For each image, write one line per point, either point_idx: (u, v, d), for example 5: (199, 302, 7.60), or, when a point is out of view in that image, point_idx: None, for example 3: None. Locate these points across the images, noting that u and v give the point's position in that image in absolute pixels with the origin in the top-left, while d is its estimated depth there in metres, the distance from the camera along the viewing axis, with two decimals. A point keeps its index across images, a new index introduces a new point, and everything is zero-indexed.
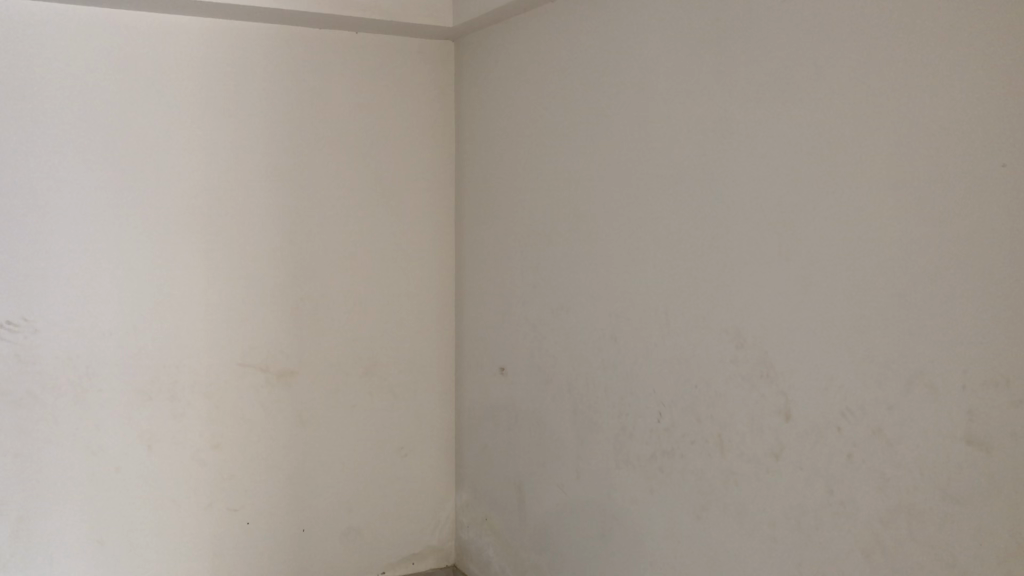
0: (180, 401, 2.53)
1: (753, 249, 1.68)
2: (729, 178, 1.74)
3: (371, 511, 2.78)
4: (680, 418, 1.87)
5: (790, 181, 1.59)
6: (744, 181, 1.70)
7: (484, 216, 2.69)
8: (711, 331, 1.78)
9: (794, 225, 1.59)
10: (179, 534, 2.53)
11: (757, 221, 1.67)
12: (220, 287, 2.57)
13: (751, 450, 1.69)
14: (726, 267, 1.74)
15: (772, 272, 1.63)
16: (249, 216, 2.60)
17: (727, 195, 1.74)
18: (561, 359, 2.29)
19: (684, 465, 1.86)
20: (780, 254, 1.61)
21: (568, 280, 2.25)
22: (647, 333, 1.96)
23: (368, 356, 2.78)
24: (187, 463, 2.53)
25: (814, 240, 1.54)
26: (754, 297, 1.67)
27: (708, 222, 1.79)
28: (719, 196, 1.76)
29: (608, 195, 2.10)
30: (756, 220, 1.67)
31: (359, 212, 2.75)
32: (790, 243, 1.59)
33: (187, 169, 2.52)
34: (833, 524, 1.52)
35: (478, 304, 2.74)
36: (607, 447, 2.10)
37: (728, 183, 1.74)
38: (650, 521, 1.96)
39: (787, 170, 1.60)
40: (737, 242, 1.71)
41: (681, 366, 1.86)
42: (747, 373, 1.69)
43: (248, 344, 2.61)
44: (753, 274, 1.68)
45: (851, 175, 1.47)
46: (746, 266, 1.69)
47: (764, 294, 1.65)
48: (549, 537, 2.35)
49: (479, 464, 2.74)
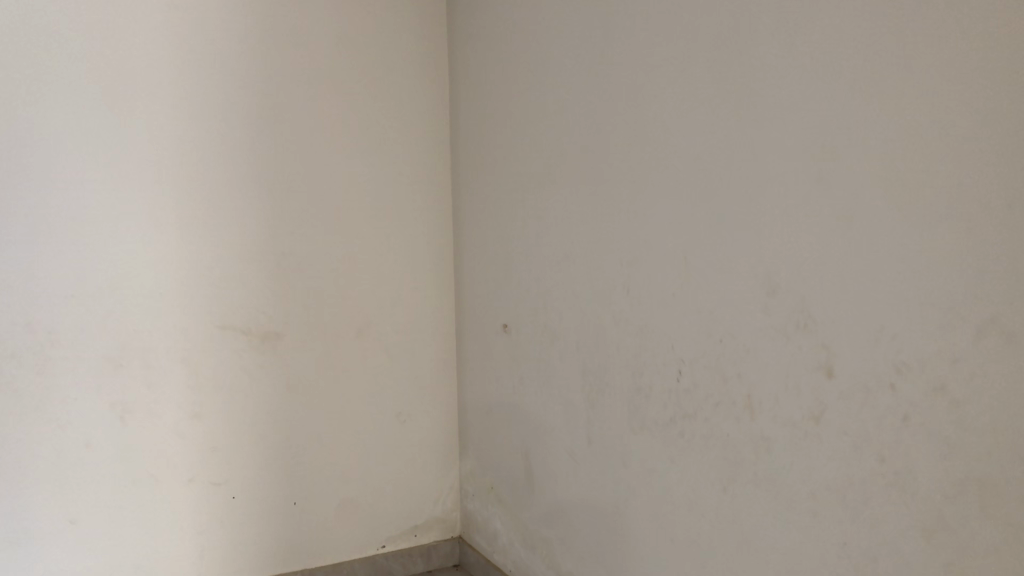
0: (153, 370, 2.32)
1: (784, 178, 1.44)
2: (754, 100, 1.50)
3: (368, 482, 2.60)
4: (702, 377, 1.65)
5: (827, 98, 1.35)
6: (771, 101, 1.46)
7: (485, 160, 2.47)
8: (738, 278, 1.55)
9: (834, 148, 1.35)
10: (156, 514, 2.33)
11: (788, 145, 1.43)
12: (193, 244, 2.36)
13: (787, 414, 1.47)
14: (752, 203, 1.51)
15: (807, 204, 1.40)
16: (222, 166, 2.39)
17: (754, 120, 1.50)
18: (567, 315, 2.07)
19: (707, 429, 1.64)
20: (815, 183, 1.38)
21: (574, 225, 2.03)
22: (665, 283, 1.73)
23: (361, 317, 2.59)
24: (164, 436, 2.33)
25: (858, 163, 1.31)
26: (784, 235, 1.44)
27: (731, 147, 1.55)
28: (744, 122, 1.52)
29: (618, 128, 1.86)
30: (788, 144, 1.43)
31: (345, 162, 2.56)
32: (826, 169, 1.36)
33: (152, 116, 2.30)
34: (886, 498, 1.30)
35: (480, 258, 2.52)
36: (621, 411, 1.89)
37: (753, 105, 1.50)
38: (673, 493, 1.74)
39: (822, 83, 1.36)
40: (765, 171, 1.48)
41: (702, 317, 1.64)
42: (781, 325, 1.46)
43: (228, 305, 2.41)
44: (784, 208, 1.44)
45: (901, 85, 1.23)
46: (777, 198, 1.46)
47: (796, 231, 1.42)
48: (557, 509, 2.15)
49: (484, 429, 2.54)
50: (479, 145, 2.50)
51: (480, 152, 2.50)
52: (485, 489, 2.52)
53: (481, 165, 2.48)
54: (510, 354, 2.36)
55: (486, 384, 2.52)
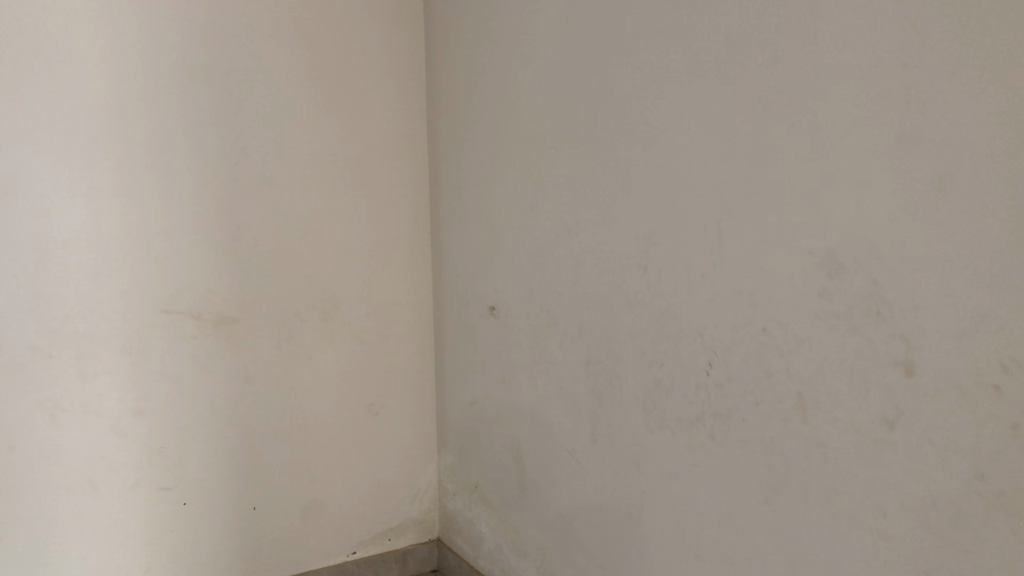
0: (88, 362, 2.01)
1: (845, 135, 1.20)
2: (804, 44, 1.25)
3: (335, 481, 2.34)
4: (739, 372, 1.41)
5: (903, 35, 1.10)
6: (827, 43, 1.21)
7: (472, 120, 2.20)
8: (788, 255, 1.30)
9: (914, 97, 1.10)
10: (93, 525, 2.04)
11: (849, 96, 1.18)
12: (130, 215, 2.05)
13: (851, 417, 1.23)
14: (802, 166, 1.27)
15: (877, 167, 1.15)
16: (164, 126, 2.08)
17: (805, 68, 1.25)
18: (568, 295, 1.83)
19: (745, 431, 1.41)
20: (888, 141, 1.13)
21: (578, 194, 1.78)
22: (693, 262, 1.48)
23: (326, 298, 2.31)
24: (104, 435, 2.03)
25: (949, 114, 1.06)
26: (844, 204, 1.20)
27: (774, 101, 1.31)
28: (791, 70, 1.28)
29: (631, 81, 1.61)
30: (849, 94, 1.19)
31: (308, 124, 2.27)
32: (903, 124, 1.12)
33: (82, 67, 1.97)
34: (981, 522, 1.06)
35: (465, 232, 2.26)
36: (634, 407, 1.65)
37: (802, 49, 1.26)
38: (700, 504, 1.51)
39: (895, 18, 1.11)
40: (819, 128, 1.23)
41: (739, 301, 1.40)
42: (844, 312, 1.22)
43: (174, 286, 2.11)
44: (845, 172, 1.20)
45: (1009, 12, 0.98)
46: (835, 160, 1.21)
47: (862, 199, 1.18)
48: (555, 514, 1.91)
49: (467, 422, 2.29)
50: (466, 103, 2.23)
51: (467, 110, 2.23)
52: (470, 487, 2.27)
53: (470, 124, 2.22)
54: (498, 338, 2.11)
55: (469, 370, 2.27)
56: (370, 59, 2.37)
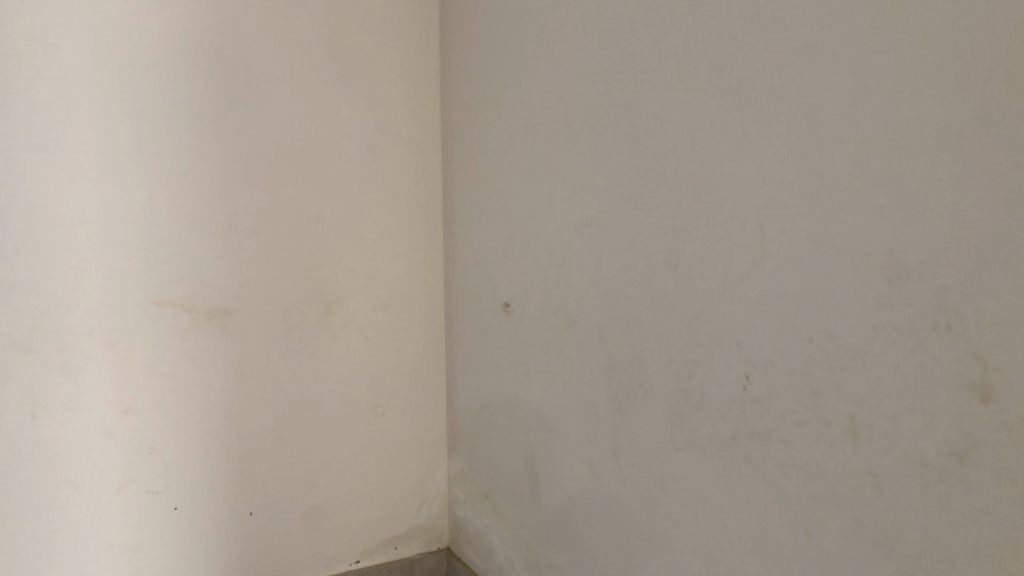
0: (71, 356, 1.87)
1: (908, 120, 1.02)
2: (857, 17, 1.08)
3: (338, 486, 2.20)
4: (781, 387, 1.24)
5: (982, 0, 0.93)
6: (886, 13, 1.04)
7: (489, 101, 2.04)
8: (840, 255, 1.13)
9: (992, 74, 0.92)
10: (77, 530, 1.90)
11: (914, 73, 1.01)
12: (119, 200, 1.90)
13: (910, 446, 1.06)
14: (855, 157, 1.09)
15: (946, 158, 0.98)
16: (156, 103, 1.93)
17: (859, 44, 1.08)
18: (587, 294, 1.66)
19: (785, 455, 1.24)
20: (962, 125, 0.96)
21: (601, 184, 1.61)
22: (728, 261, 1.31)
23: (331, 291, 2.17)
24: (89, 435, 1.90)
25: None
26: (906, 200, 1.03)
27: (823, 82, 1.14)
28: (843, 46, 1.10)
29: (661, 60, 1.45)
30: (912, 73, 1.01)
31: (312, 104, 2.13)
32: (979, 106, 0.94)
33: (67, 40, 1.83)
34: None
35: (479, 222, 2.11)
36: (659, 420, 1.48)
37: (856, 21, 1.08)
38: (732, 533, 1.34)
39: None
40: (876, 113, 1.06)
41: (780, 308, 1.23)
42: (904, 325, 1.05)
43: (166, 277, 1.97)
44: (907, 163, 1.03)
45: None
46: (896, 151, 1.04)
47: (928, 194, 1.00)
48: (570, 531, 1.75)
49: (478, 425, 2.14)
50: (483, 82, 2.07)
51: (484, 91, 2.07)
52: (482, 496, 2.12)
53: (486, 105, 2.06)
54: (512, 338, 1.95)
55: (481, 370, 2.11)
56: (381, 36, 2.22)
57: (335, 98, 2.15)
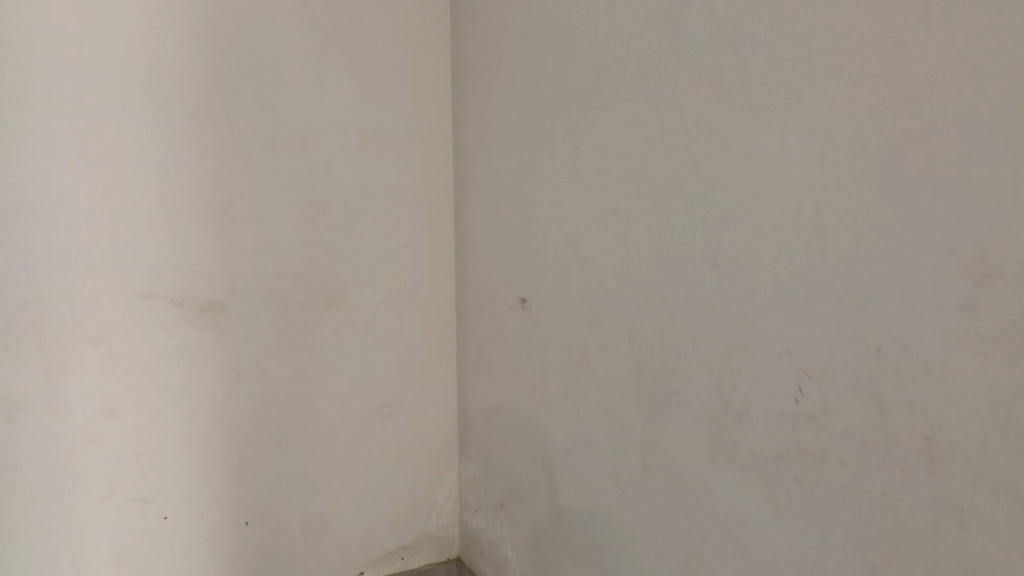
0: (51, 353, 1.72)
1: (1003, 95, 0.86)
2: None
3: (341, 492, 2.05)
4: (840, 403, 1.08)
5: None
6: None
7: (505, 78, 1.88)
8: (914, 253, 0.97)
9: None
10: (59, 541, 1.76)
11: (1011, 39, 0.85)
12: (103, 185, 1.75)
13: (997, 478, 0.90)
14: (936, 137, 0.93)
15: None
16: (142, 80, 1.77)
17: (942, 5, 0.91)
18: (614, 291, 1.51)
19: (844, 479, 1.09)
20: None
21: (629, 169, 1.45)
22: (779, 257, 1.15)
23: (335, 284, 2.02)
24: (71, 439, 1.75)
25: None
26: (999, 190, 0.87)
27: (894, 51, 0.97)
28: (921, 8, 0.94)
29: (698, 30, 1.28)
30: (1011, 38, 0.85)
31: (311, 81, 1.97)
32: None
33: (44, 11, 1.67)
34: None
35: (494, 210, 1.95)
36: (696, 433, 1.33)
37: None
38: (778, 562, 1.19)
39: None
40: (963, 87, 0.90)
41: (841, 312, 1.07)
42: (993, 336, 0.89)
43: (154, 269, 1.82)
44: (1002, 146, 0.86)
45: None
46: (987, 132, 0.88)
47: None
48: (591, 548, 1.61)
49: (492, 429, 1.99)
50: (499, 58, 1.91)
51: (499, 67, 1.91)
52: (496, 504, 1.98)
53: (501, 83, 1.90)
54: (529, 336, 1.80)
55: (495, 369, 1.96)
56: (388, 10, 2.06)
57: (337, 76, 2.00)
